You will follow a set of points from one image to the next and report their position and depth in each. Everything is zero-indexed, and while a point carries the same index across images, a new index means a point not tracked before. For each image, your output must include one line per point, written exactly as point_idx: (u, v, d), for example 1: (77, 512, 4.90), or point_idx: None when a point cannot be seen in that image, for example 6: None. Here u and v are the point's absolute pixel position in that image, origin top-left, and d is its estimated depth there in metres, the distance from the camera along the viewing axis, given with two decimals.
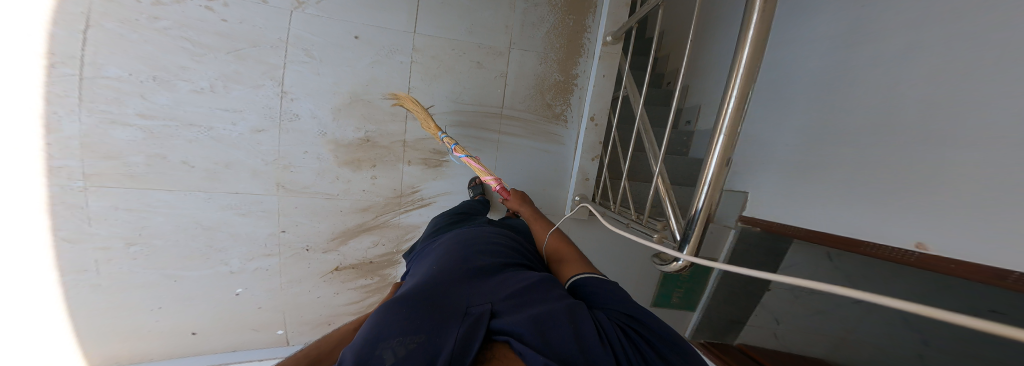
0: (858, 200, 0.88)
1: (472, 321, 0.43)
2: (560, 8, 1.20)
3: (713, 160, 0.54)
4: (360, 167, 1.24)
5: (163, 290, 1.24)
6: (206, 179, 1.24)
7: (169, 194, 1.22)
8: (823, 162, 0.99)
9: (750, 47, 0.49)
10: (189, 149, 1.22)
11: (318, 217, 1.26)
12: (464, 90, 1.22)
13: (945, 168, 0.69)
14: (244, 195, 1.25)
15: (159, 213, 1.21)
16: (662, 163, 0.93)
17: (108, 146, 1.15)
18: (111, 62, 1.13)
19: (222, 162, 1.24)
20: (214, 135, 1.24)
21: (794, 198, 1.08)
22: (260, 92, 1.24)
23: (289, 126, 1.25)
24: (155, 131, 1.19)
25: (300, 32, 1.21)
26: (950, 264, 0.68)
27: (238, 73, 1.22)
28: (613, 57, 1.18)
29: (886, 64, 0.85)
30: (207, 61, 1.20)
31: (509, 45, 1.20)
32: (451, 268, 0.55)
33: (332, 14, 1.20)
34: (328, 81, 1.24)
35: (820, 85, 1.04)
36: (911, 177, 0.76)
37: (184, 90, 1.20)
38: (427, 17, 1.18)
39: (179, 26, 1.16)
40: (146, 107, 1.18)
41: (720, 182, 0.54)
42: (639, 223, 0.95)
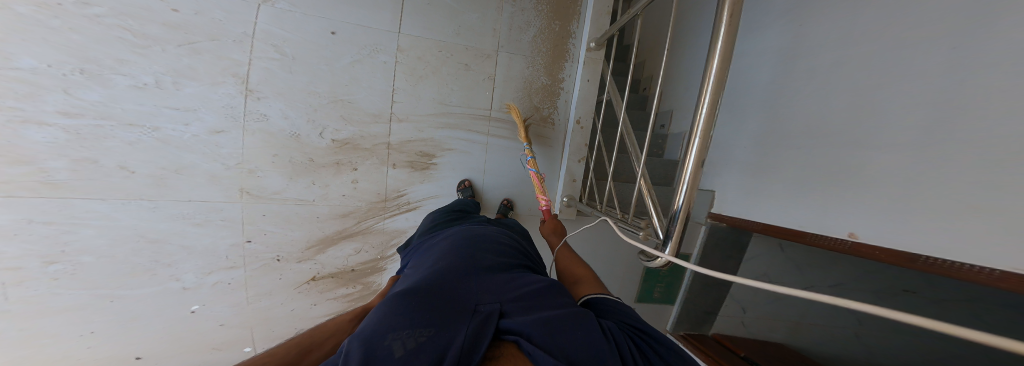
0: (805, 194, 0.97)
1: (481, 320, 0.41)
2: (546, 15, 1.25)
3: (690, 160, 0.57)
4: (340, 171, 1.17)
5: (92, 317, 1.06)
6: (151, 186, 1.09)
7: (100, 204, 1.05)
8: (774, 162, 1.08)
9: (719, 58, 0.55)
10: (127, 153, 1.07)
11: (291, 225, 1.16)
12: (452, 91, 1.21)
13: (866, 166, 0.81)
14: (200, 203, 1.12)
15: (89, 226, 1.04)
16: (644, 165, 0.98)
17: (18, 149, 0.97)
18: (25, 52, 0.96)
19: (171, 166, 1.10)
20: (160, 136, 1.09)
21: (754, 194, 1.16)
22: (219, 89, 1.12)
23: (255, 127, 1.15)
24: (82, 132, 1.02)
25: (268, 27, 1.13)
26: (875, 251, 0.78)
27: (191, 68, 1.10)
28: (596, 62, 1.25)
29: (818, 74, 0.97)
30: (153, 54, 1.07)
31: (497, 49, 1.22)
32: (457, 267, 0.53)
33: (307, 9, 1.13)
34: (301, 79, 1.16)
35: (768, 92, 1.16)
36: (842, 172, 0.86)
37: (121, 86, 1.05)
38: (412, 17, 1.16)
39: (118, 14, 1.03)
40: (70, 103, 1.01)
41: (696, 182, 0.58)
42: (626, 222, 1.00)
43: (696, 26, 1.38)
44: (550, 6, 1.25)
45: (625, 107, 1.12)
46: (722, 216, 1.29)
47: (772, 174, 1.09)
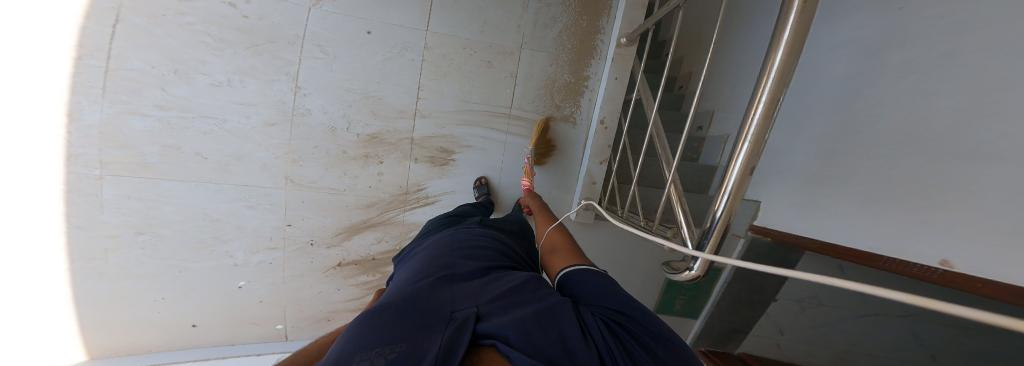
0: (880, 210, 0.81)
1: (456, 327, 0.39)
2: (573, 11, 1.20)
3: (735, 167, 0.49)
4: (367, 163, 1.25)
5: (168, 279, 1.26)
6: (217, 171, 1.26)
7: (180, 185, 1.24)
8: (846, 172, 0.91)
9: (784, 45, 0.43)
10: (202, 141, 1.25)
11: (323, 212, 1.26)
12: (473, 89, 1.21)
13: (966, 180, 0.64)
14: (253, 188, 1.27)
15: (169, 203, 1.24)
16: (675, 170, 0.88)
17: (126, 137, 1.19)
18: (135, 55, 1.16)
19: (233, 154, 1.27)
20: (227, 127, 1.26)
21: (814, 208, 1.00)
22: (274, 86, 1.27)
23: (300, 121, 1.28)
24: (171, 122, 1.22)
25: (316, 29, 1.24)
26: (976, 283, 0.63)
27: (254, 68, 1.25)
28: (625, 59, 1.16)
29: (903, 69, 0.80)
30: (227, 55, 1.23)
31: (520, 45, 1.20)
32: (436, 274, 0.52)
33: (348, 11, 1.22)
34: (340, 77, 1.25)
35: (837, 90, 0.97)
36: (930, 188, 0.70)
37: (202, 83, 1.23)
38: (439, 16, 1.19)
39: (204, 21, 1.20)
40: (165, 98, 1.21)
41: (741, 191, 0.50)
42: (649, 229, 0.92)
43: (752, 15, 1.22)
44: (578, 1, 1.19)
45: (656, 106, 1.02)
46: (766, 229, 1.17)
47: (839, 185, 0.92)
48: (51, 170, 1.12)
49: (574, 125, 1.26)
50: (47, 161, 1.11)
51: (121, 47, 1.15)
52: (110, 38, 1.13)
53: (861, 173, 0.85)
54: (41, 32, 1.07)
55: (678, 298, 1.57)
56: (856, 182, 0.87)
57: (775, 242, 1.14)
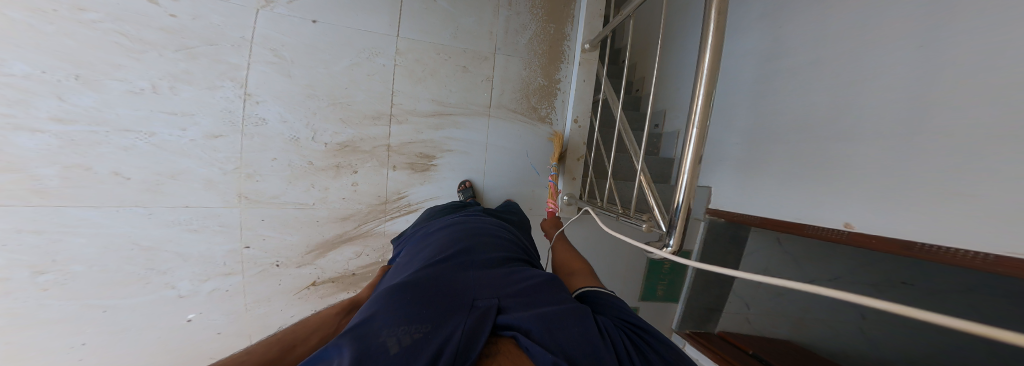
0: (793, 181, 1.00)
1: (479, 315, 0.41)
2: (542, 20, 1.28)
3: (688, 156, 0.60)
4: (339, 174, 1.17)
5: (86, 325, 1.03)
6: (146, 192, 1.08)
7: (92, 212, 1.04)
8: (763, 157, 1.11)
9: (708, 53, 0.59)
10: (122, 159, 1.06)
11: (289, 229, 1.14)
12: (451, 92, 1.22)
13: (851, 159, 0.83)
14: (195, 209, 1.10)
15: (81, 234, 1.03)
16: (643, 161, 1.00)
17: (11, 157, 0.97)
18: (17, 57, 0.96)
19: (166, 172, 1.10)
20: (156, 141, 1.09)
21: (748, 190, 1.18)
22: (217, 93, 1.14)
23: (253, 131, 1.15)
24: (75, 138, 1.02)
25: (266, 31, 1.14)
26: (873, 239, 0.78)
27: (189, 73, 1.11)
28: (591, 63, 1.27)
29: (795, 75, 1.02)
30: (149, 59, 1.07)
31: (494, 51, 1.24)
32: (454, 265, 0.53)
33: (304, 14, 1.15)
34: (300, 83, 1.18)
35: (755, 91, 1.18)
36: (822, 164, 0.90)
37: (116, 91, 1.05)
38: (410, 21, 1.18)
39: (113, 19, 1.03)
40: (63, 109, 1.01)
41: (694, 179, 0.60)
42: (628, 216, 1.02)
43: (686, 27, 1.42)
44: (546, 10, 1.28)
45: (621, 105, 1.13)
46: (717, 211, 1.32)
47: (766, 168, 1.10)
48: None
49: (551, 125, 1.32)
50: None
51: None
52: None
53: (775, 153, 1.06)
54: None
55: (658, 284, 1.66)
56: (775, 164, 1.06)
57: (726, 221, 1.30)
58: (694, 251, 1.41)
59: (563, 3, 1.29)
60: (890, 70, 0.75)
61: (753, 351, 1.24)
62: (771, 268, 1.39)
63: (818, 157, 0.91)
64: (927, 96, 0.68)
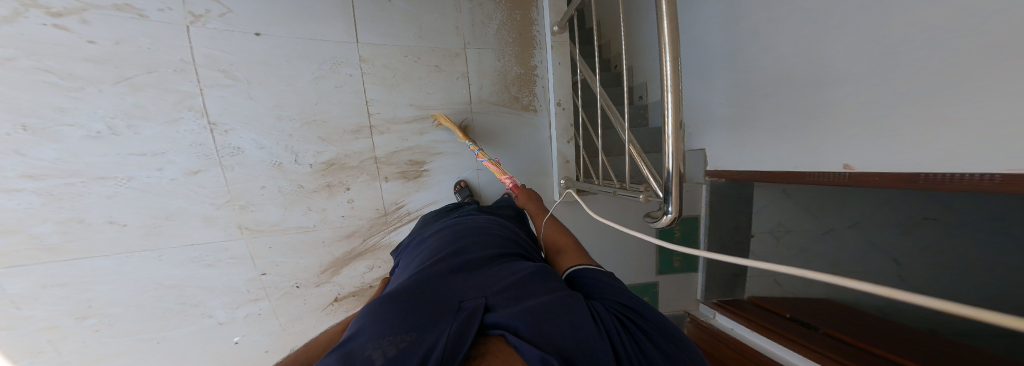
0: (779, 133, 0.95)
1: (465, 316, 0.44)
2: (505, 7, 1.25)
3: (670, 123, 0.61)
4: (332, 193, 1.17)
5: (145, 355, 1.15)
6: (147, 236, 1.11)
7: (106, 261, 1.08)
8: (749, 111, 1.05)
9: (667, 27, 0.58)
10: (111, 207, 1.07)
11: (299, 253, 1.19)
12: (429, 94, 1.21)
13: (834, 109, 0.77)
14: (201, 245, 1.15)
15: (104, 280, 1.09)
16: (630, 132, 1.04)
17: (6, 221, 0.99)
18: None
19: (161, 214, 1.11)
20: (137, 185, 1.09)
21: (732, 147, 1.16)
22: (179, 126, 1.10)
23: (231, 162, 1.13)
24: (55, 193, 1.02)
25: (207, 51, 1.10)
26: (876, 177, 0.70)
27: (140, 107, 1.07)
28: (562, 45, 1.19)
29: (759, 32, 0.97)
30: (90, 97, 1.02)
31: (464, 46, 1.21)
32: (442, 271, 0.57)
33: (243, 26, 1.11)
34: (266, 104, 1.15)
35: (724, 50, 1.14)
36: (821, 116, 0.81)
37: (72, 137, 1.02)
38: (365, 25, 1.16)
39: (31, 55, 0.96)
40: (31, 165, 0.99)
41: (681, 142, 0.62)
42: (624, 189, 1.04)
43: None
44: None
45: (599, 83, 1.10)
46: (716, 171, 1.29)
47: (755, 127, 1.03)
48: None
49: (537, 113, 1.31)
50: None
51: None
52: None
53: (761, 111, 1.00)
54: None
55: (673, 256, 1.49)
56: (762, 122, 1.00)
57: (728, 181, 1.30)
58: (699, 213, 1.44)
59: None
60: (852, 21, 0.70)
61: (791, 314, 1.15)
62: (787, 225, 1.39)
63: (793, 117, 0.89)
64: (885, 43, 0.64)
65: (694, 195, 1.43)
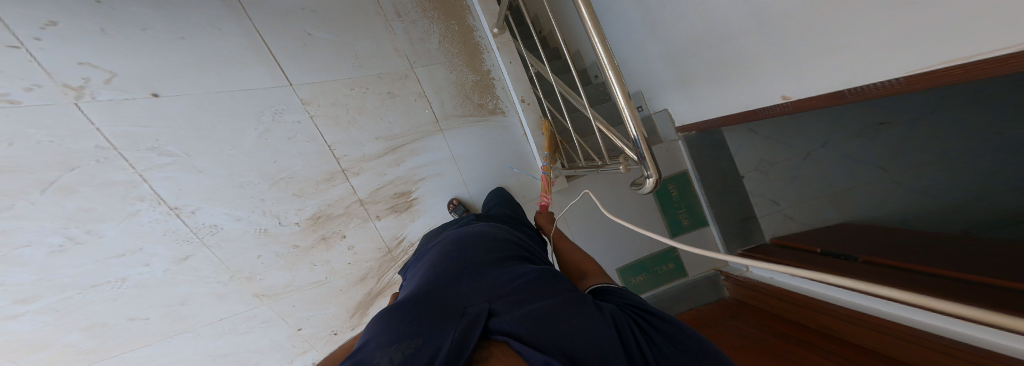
0: (741, 74, 0.93)
1: (468, 321, 0.45)
2: (439, 20, 1.31)
3: (620, 101, 0.67)
4: (330, 244, 1.16)
5: None
6: (173, 323, 1.10)
7: (151, 348, 1.08)
8: (703, 67, 1.06)
9: (589, 23, 0.64)
10: (121, 306, 1.04)
11: (321, 305, 1.21)
12: (392, 123, 1.19)
13: (782, 59, 0.77)
14: (229, 318, 1.15)
15: (165, 362, 1.11)
16: (591, 107, 1.01)
17: (23, 342, 0.98)
18: None
19: (173, 301, 1.09)
20: (133, 283, 1.04)
21: (699, 96, 1.17)
22: (139, 219, 1.01)
23: (214, 240, 1.08)
24: (59, 308, 0.99)
25: (117, 127, 0.96)
26: (813, 101, 0.77)
27: (86, 209, 0.96)
28: (506, 44, 1.27)
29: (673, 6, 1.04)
30: (25, 212, 0.91)
31: (411, 66, 1.24)
32: (448, 277, 0.59)
33: (138, 84, 0.98)
34: (221, 174, 1.06)
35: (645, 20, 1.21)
36: (777, 65, 0.80)
37: (37, 256, 0.94)
38: (294, 66, 1.12)
39: None
40: (19, 291, 0.95)
41: (636, 114, 0.68)
42: (605, 167, 1.02)
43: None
44: (438, 10, 1.31)
45: (550, 66, 1.10)
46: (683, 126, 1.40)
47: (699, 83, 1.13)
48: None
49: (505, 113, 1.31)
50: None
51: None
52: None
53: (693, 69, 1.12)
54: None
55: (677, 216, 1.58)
56: (699, 74, 1.10)
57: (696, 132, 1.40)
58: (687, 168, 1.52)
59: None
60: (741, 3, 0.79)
61: (820, 249, 1.15)
62: (769, 159, 1.38)
63: (715, 75, 1.04)
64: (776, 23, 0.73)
65: (674, 152, 1.51)
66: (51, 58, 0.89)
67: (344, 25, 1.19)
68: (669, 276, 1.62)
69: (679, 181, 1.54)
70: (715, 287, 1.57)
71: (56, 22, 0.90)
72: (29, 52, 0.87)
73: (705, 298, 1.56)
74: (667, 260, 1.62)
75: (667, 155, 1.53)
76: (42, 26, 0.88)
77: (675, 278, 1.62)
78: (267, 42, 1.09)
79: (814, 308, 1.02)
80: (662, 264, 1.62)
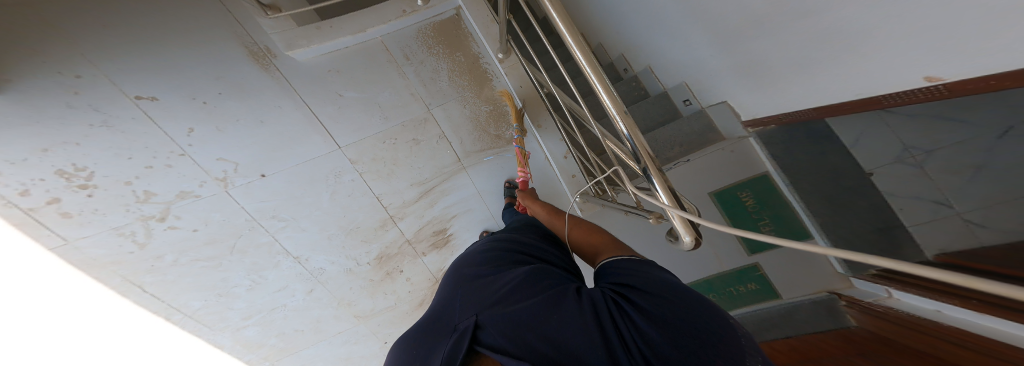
0: (873, 43, 0.79)
1: (460, 337, 0.53)
2: (445, 54, 1.34)
3: (613, 113, 0.58)
4: (393, 277, 1.46)
5: None
6: (316, 333, 1.53)
7: (309, 350, 1.56)
8: (810, 43, 0.93)
9: (568, 33, 0.62)
10: (289, 321, 1.50)
11: (397, 322, 1.54)
12: (421, 169, 1.37)
13: (933, 25, 0.66)
14: (343, 332, 1.54)
15: (316, 358, 1.58)
16: (599, 127, 0.96)
17: (251, 341, 1.51)
18: (190, 298, 1.39)
19: (311, 320, 1.51)
20: (290, 307, 1.48)
21: (809, 66, 1.00)
22: (283, 267, 1.42)
23: (324, 278, 1.44)
24: (262, 322, 1.49)
25: (254, 205, 1.34)
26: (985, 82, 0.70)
27: (256, 262, 1.40)
28: (515, 67, 1.30)
29: None
30: (228, 266, 1.39)
31: (427, 109, 1.34)
32: (452, 293, 0.66)
33: (255, 173, 1.31)
34: (315, 231, 1.38)
35: (701, 11, 1.18)
36: (925, 34, 0.69)
37: (243, 292, 1.43)
38: (338, 131, 1.31)
39: (182, 252, 1.33)
40: (240, 312, 1.46)
41: (633, 123, 0.57)
42: (635, 210, 0.92)
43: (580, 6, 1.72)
44: (443, 45, 1.34)
45: (549, 79, 1.09)
46: (758, 119, 1.41)
47: (784, 71, 1.09)
48: None
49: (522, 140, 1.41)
50: None
51: (170, 298, 1.36)
52: (157, 298, 1.35)
53: (770, 56, 1.08)
54: (133, 321, 1.35)
55: (761, 227, 1.43)
56: (784, 61, 1.05)
57: (779, 126, 1.39)
58: (766, 169, 1.45)
59: (454, 25, 1.35)
60: None
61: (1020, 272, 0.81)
62: (919, 146, 1.18)
63: (803, 61, 1.00)
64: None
65: (748, 150, 1.48)
66: (203, 157, 1.26)
67: (365, 80, 1.31)
68: (752, 299, 1.45)
69: (759, 184, 1.45)
70: (834, 316, 1.25)
71: (193, 128, 1.23)
72: (191, 156, 1.25)
73: (812, 327, 1.28)
74: (747, 281, 1.45)
75: (741, 156, 1.48)
76: (187, 133, 1.22)
77: (760, 302, 1.44)
78: (314, 108, 1.29)
79: (969, 342, 0.77)
80: (739, 284, 1.47)
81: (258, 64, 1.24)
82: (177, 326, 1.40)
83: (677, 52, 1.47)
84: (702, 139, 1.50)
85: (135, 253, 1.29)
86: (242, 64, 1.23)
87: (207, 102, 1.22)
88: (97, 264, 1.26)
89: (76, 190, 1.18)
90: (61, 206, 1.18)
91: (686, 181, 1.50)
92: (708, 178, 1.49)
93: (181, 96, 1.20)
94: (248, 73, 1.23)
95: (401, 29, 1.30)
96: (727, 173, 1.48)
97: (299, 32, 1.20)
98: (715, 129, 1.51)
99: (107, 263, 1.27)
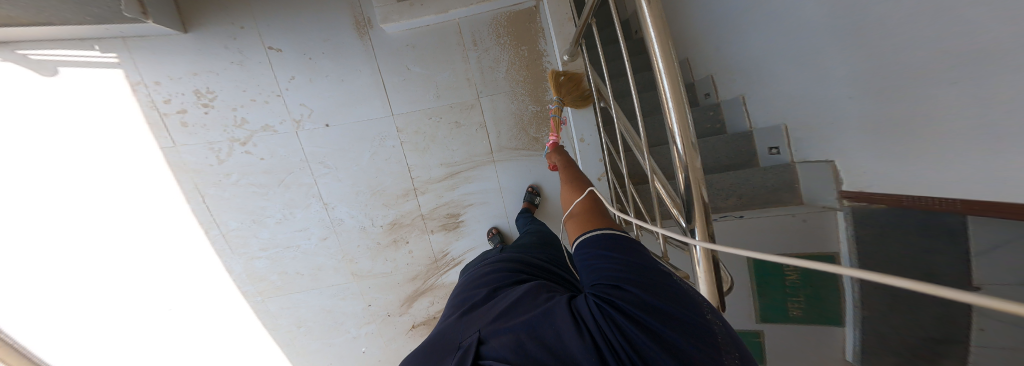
0: None
1: (462, 355, 0.48)
2: (510, 46, 1.46)
3: (677, 152, 0.51)
4: (398, 246, 1.51)
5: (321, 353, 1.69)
6: (313, 279, 1.60)
7: (299, 295, 1.62)
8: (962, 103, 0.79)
9: (654, 40, 0.50)
10: (293, 265, 1.60)
11: (386, 291, 1.56)
12: (453, 152, 1.44)
13: None
14: (335, 287, 1.58)
15: (302, 305, 1.64)
16: (649, 158, 0.84)
17: (256, 273, 1.62)
18: (228, 217, 1.57)
19: (313, 267, 1.59)
20: (303, 249, 1.59)
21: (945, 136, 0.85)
22: (311, 209, 1.55)
23: (339, 229, 1.53)
24: (274, 256, 1.61)
25: (310, 148, 1.52)
26: None
27: (292, 198, 1.56)
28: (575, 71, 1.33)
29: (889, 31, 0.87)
30: (271, 195, 1.56)
31: (477, 95, 1.45)
32: (455, 311, 0.62)
33: (324, 121, 1.51)
34: (348, 183, 1.51)
35: (817, 53, 1.10)
36: None
37: (271, 222, 1.58)
38: (397, 100, 1.47)
39: (244, 175, 1.55)
40: (262, 242, 1.60)
41: (699, 172, 0.51)
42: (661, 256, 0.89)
43: None
44: (511, 36, 1.46)
45: (612, 94, 1.08)
46: (862, 193, 1.14)
47: (908, 138, 0.93)
48: (238, 300, 1.65)
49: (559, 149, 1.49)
50: (234, 295, 1.65)
51: (217, 214, 1.57)
52: (207, 210, 1.56)
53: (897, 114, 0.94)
54: (180, 227, 1.57)
55: (788, 303, 1.33)
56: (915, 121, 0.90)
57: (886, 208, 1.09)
58: (837, 251, 1.26)
59: (529, 26, 1.45)
60: None
61: None
62: None
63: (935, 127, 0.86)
64: None
65: (828, 227, 1.25)
66: (291, 100, 1.50)
67: (431, 60, 1.47)
68: None
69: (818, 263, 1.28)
70: None
71: (295, 76, 1.49)
72: (283, 98, 1.50)
73: None
74: None
75: (813, 229, 1.27)
76: (288, 80, 1.49)
77: None
78: (382, 76, 1.49)
79: None
80: None
81: (358, 33, 1.49)
82: (208, 240, 1.59)
83: (767, 93, 1.38)
84: (771, 197, 1.40)
85: (213, 167, 1.53)
86: (346, 30, 1.49)
87: (312, 58, 1.49)
88: (183, 168, 1.53)
89: (199, 107, 1.48)
90: (184, 116, 1.48)
91: (732, 237, 1.33)
92: (757, 241, 1.33)
93: (298, 50, 1.48)
94: (347, 37, 1.49)
95: (479, 14, 1.44)
96: (785, 242, 1.31)
97: (394, 8, 1.40)
98: (796, 188, 1.36)
99: (189, 169, 1.53)
